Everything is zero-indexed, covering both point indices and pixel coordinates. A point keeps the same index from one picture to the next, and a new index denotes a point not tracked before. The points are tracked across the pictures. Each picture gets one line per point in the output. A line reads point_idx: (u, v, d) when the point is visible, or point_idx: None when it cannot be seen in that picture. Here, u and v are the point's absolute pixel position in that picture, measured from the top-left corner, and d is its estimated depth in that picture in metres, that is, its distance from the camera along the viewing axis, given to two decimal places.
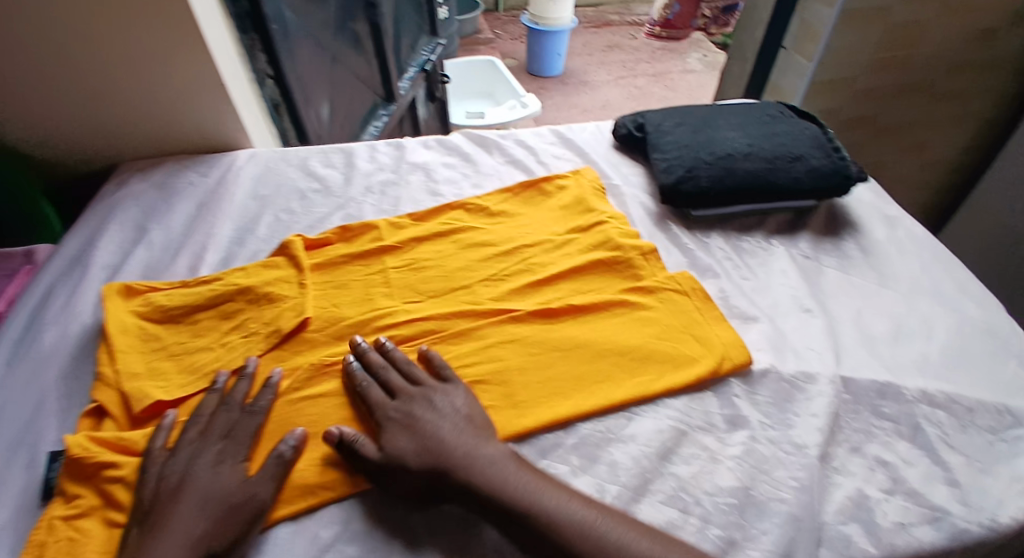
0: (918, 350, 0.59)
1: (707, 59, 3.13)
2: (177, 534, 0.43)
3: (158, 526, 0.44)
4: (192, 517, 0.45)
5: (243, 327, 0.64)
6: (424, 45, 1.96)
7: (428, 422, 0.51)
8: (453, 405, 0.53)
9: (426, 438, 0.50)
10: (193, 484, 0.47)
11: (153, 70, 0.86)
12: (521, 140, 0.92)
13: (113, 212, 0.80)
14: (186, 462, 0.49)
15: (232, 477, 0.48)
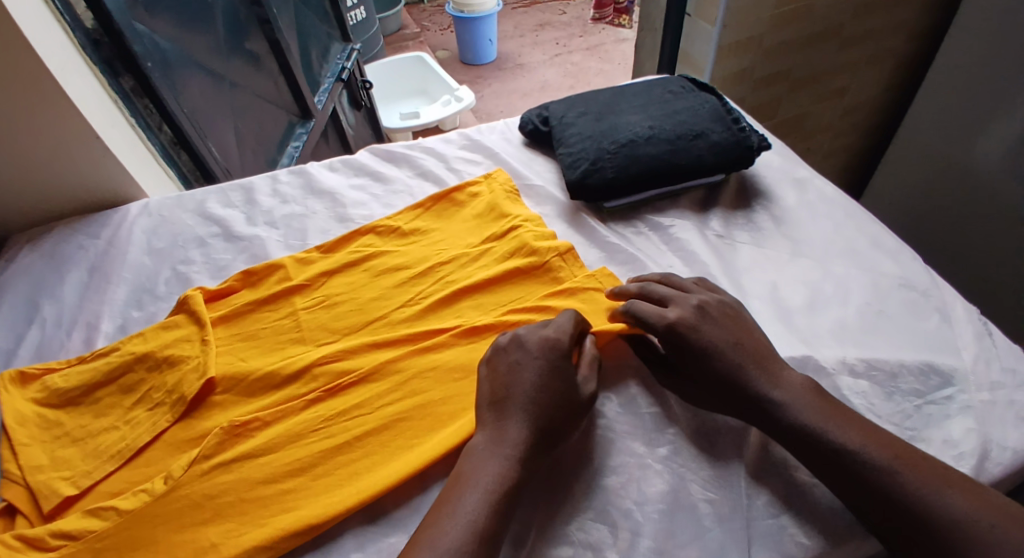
0: (835, 317, 0.59)
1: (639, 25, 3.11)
2: None
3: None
4: None
5: (146, 397, 0.58)
6: (337, 54, 1.90)
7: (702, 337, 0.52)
8: (717, 315, 0.54)
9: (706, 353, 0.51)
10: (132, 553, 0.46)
11: (17, 130, 0.80)
12: (428, 149, 0.89)
13: (1, 293, 0.75)
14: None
15: None
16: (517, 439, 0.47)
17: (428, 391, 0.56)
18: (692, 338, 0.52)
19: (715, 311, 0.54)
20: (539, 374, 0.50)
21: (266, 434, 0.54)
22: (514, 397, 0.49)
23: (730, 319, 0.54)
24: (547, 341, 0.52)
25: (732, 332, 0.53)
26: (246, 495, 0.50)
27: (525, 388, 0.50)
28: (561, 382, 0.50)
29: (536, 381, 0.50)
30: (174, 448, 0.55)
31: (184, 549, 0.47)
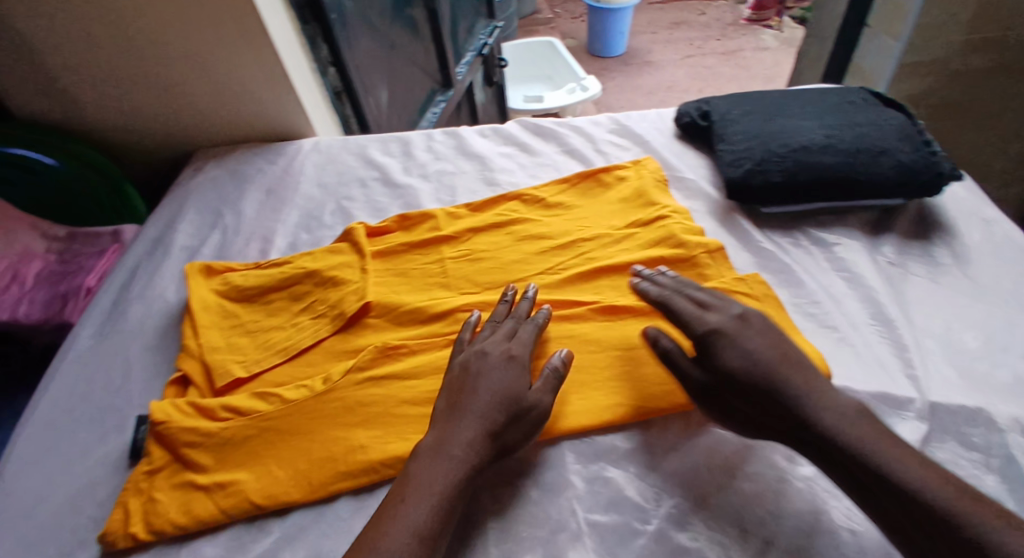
0: (1016, 370, 0.54)
1: (784, 35, 2.93)
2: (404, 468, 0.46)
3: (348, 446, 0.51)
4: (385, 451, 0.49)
5: (310, 307, 0.66)
6: (481, 29, 1.96)
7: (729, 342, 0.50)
8: (763, 328, 0.51)
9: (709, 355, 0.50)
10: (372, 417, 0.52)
11: (223, 62, 0.90)
12: (578, 128, 0.89)
13: (192, 197, 0.85)
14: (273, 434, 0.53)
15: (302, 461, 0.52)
16: (466, 442, 0.46)
17: None
18: (725, 343, 0.50)
19: (758, 322, 0.52)
20: (495, 382, 0.50)
21: (413, 361, 0.59)
22: (472, 403, 0.49)
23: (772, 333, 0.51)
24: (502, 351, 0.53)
25: (777, 345, 0.50)
26: (394, 410, 0.55)
27: (482, 396, 0.49)
28: (508, 390, 0.50)
29: (497, 389, 0.50)
30: (333, 355, 0.61)
31: (335, 445, 0.52)
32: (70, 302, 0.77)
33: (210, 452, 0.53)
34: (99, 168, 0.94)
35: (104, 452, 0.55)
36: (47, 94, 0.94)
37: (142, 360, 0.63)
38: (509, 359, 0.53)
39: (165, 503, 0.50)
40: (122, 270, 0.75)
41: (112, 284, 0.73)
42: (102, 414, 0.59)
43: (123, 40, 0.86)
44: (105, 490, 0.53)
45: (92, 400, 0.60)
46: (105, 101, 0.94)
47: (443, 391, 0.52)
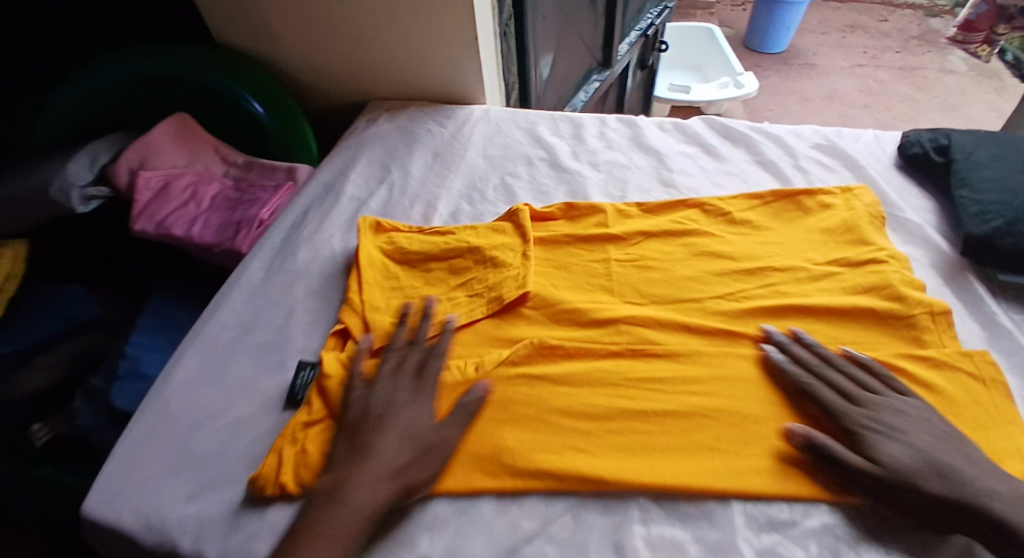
0: None
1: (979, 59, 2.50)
2: (382, 462, 0.47)
3: (365, 451, 0.48)
4: (396, 446, 0.49)
5: (468, 283, 0.64)
6: (651, 8, 1.85)
7: (918, 441, 0.45)
8: (921, 420, 0.47)
9: (924, 457, 0.44)
10: (396, 417, 0.50)
11: (416, 19, 0.89)
12: (776, 138, 0.79)
13: (363, 149, 0.87)
14: (385, 397, 0.52)
15: (427, 417, 0.51)
16: (363, 487, 0.46)
17: (736, 399, 0.51)
18: (909, 440, 0.45)
19: (911, 413, 0.47)
20: (395, 425, 0.50)
21: (569, 366, 0.55)
22: (380, 446, 0.48)
23: (937, 432, 0.46)
24: (400, 387, 0.53)
25: (956, 448, 0.45)
26: (546, 416, 0.51)
27: (388, 437, 0.49)
28: (405, 431, 0.50)
29: (408, 430, 0.50)
30: (488, 340, 0.59)
31: (483, 440, 0.50)
32: (242, 231, 0.80)
33: None
34: (288, 120, 0.98)
35: (266, 389, 0.58)
36: (249, 28, 0.99)
37: (304, 305, 0.65)
38: (412, 395, 0.52)
39: (316, 458, 0.50)
40: (294, 210, 0.78)
41: (282, 224, 0.76)
42: (267, 350, 0.61)
43: None
44: (264, 427, 0.55)
45: (261, 334, 0.63)
46: (299, 42, 0.98)
47: (345, 423, 0.51)
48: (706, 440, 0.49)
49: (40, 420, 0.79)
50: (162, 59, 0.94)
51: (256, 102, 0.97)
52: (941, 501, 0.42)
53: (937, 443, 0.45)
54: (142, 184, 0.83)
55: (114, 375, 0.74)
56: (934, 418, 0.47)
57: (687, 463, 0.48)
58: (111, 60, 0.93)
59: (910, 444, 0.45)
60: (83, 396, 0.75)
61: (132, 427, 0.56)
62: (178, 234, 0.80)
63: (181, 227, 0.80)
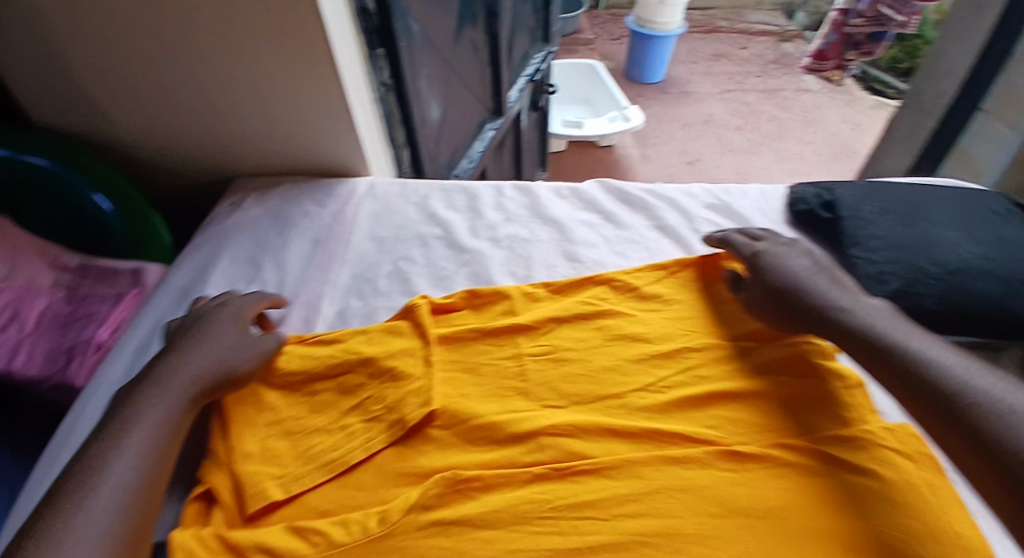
0: None
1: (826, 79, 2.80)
2: (157, 416, 0.48)
3: (137, 412, 0.48)
4: (176, 395, 0.51)
5: (362, 405, 0.55)
6: (537, 53, 1.87)
7: (790, 265, 0.61)
8: (801, 254, 0.62)
9: (786, 270, 0.60)
10: (179, 365, 0.53)
11: (277, 90, 0.80)
12: (671, 200, 0.78)
13: (228, 241, 0.75)
14: (172, 359, 0.54)
15: (212, 352, 0.55)
16: (130, 443, 0.45)
17: (677, 515, 0.46)
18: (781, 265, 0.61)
19: (801, 250, 0.63)
20: (175, 367, 0.53)
21: (489, 500, 0.48)
22: (149, 407, 0.48)
23: (814, 263, 0.61)
24: (186, 335, 0.57)
25: (819, 267, 0.60)
26: None
27: (168, 383, 0.51)
28: (186, 368, 0.53)
29: (190, 374, 0.53)
30: (391, 478, 0.50)
31: None
32: (75, 359, 0.67)
33: None
34: (135, 211, 0.83)
35: None
36: (76, 106, 0.84)
37: None
38: (164, 380, 0.51)
39: None
40: (140, 328, 0.66)
41: (122, 352, 0.64)
42: None
43: (168, 57, 0.76)
44: None
45: None
46: (142, 119, 0.85)
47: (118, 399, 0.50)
48: None
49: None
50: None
51: (100, 196, 0.83)
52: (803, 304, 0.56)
53: (809, 266, 0.60)
54: None
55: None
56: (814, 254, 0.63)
57: None
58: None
59: (788, 264, 0.61)
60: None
61: None
62: None
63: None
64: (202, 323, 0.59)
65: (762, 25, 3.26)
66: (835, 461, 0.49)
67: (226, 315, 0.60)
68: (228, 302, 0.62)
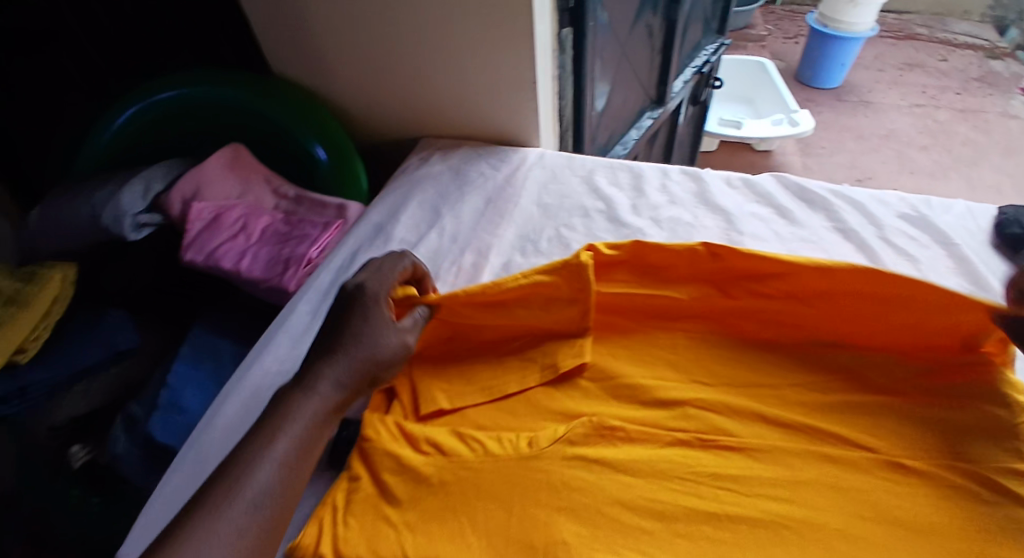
0: None
1: None
2: (302, 423, 0.48)
3: (288, 412, 0.49)
4: (321, 399, 0.50)
5: (522, 348, 0.61)
6: (708, 45, 1.82)
7: None
8: None
9: None
10: (329, 366, 0.51)
11: (476, 61, 0.89)
12: (856, 203, 0.73)
13: (416, 190, 0.86)
14: (323, 355, 0.52)
15: (358, 354, 0.52)
16: (277, 453, 0.46)
17: (818, 508, 0.46)
18: None
19: None
20: (325, 370, 0.51)
21: (630, 449, 0.51)
22: (298, 410, 0.49)
23: None
24: (337, 324, 0.54)
25: None
26: (603, 509, 0.47)
27: (315, 386, 0.50)
28: (334, 371, 0.51)
29: (335, 378, 0.51)
30: (541, 413, 0.56)
31: (535, 532, 0.46)
32: (290, 269, 0.80)
33: (405, 488, 0.50)
34: (344, 161, 0.98)
35: None
36: (311, 64, 0.99)
37: None
38: (313, 378, 0.51)
39: (354, 534, 0.47)
40: (341, 254, 0.78)
41: (327, 269, 0.76)
42: None
43: (393, 25, 0.88)
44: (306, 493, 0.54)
45: None
46: (358, 79, 0.99)
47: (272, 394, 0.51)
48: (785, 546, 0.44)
49: (81, 441, 0.84)
50: (234, 89, 0.96)
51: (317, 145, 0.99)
52: None
53: None
54: (194, 216, 0.84)
55: (154, 405, 0.75)
56: None
57: None
58: (188, 81, 0.95)
59: None
60: (123, 423, 0.76)
61: (168, 478, 0.57)
62: (227, 267, 0.81)
63: (230, 260, 0.81)
64: (343, 319, 0.54)
65: (972, 35, 2.83)
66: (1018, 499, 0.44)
67: (364, 313, 0.54)
68: (364, 295, 0.55)
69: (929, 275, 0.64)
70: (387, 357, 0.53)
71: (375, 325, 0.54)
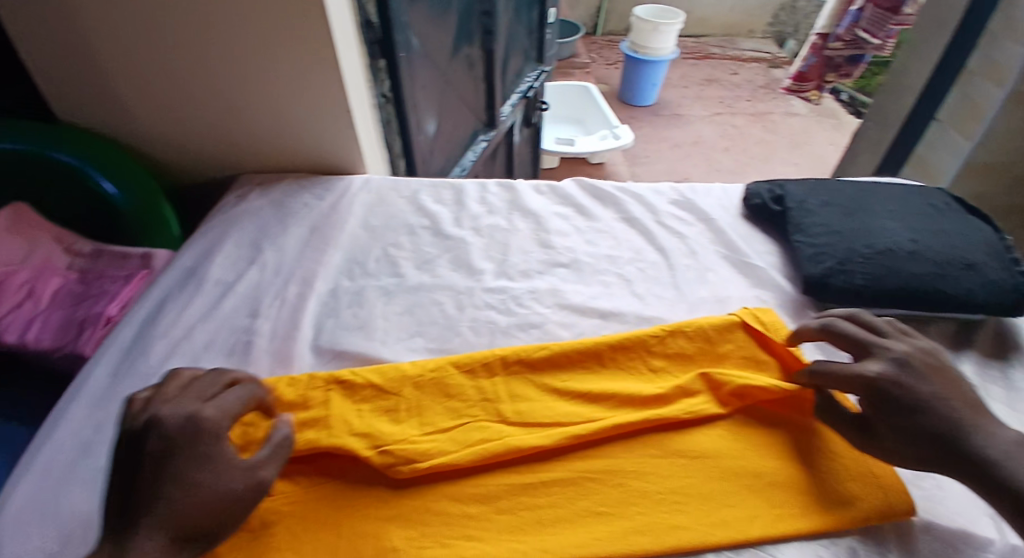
0: None
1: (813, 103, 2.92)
2: None
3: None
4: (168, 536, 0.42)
5: (348, 382, 0.58)
6: (530, 71, 1.97)
7: (911, 379, 0.50)
8: (919, 355, 0.52)
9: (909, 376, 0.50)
10: (174, 491, 0.43)
11: (284, 91, 0.88)
12: (639, 196, 0.85)
13: (231, 228, 0.82)
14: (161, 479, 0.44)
15: (213, 474, 0.45)
16: None
17: (621, 458, 0.52)
18: (904, 390, 0.49)
19: (928, 362, 0.52)
20: (176, 501, 0.43)
21: (460, 438, 0.53)
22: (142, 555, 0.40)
23: (937, 373, 0.51)
24: (178, 442, 0.46)
25: (945, 385, 0.50)
26: (431, 506, 0.49)
27: (164, 520, 0.42)
28: (189, 498, 0.43)
29: (189, 505, 0.43)
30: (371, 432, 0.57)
31: (365, 545, 0.46)
32: (85, 330, 0.72)
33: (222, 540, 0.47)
34: (147, 203, 0.91)
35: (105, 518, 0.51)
36: (98, 106, 0.91)
37: None
38: (156, 506, 0.43)
39: None
40: (146, 303, 0.71)
41: (133, 320, 0.69)
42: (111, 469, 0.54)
43: (189, 59, 0.85)
44: None
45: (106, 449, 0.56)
46: (160, 120, 0.93)
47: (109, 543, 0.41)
48: (595, 499, 0.49)
49: None
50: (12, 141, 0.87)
51: (107, 180, 0.90)
52: (931, 432, 0.47)
53: (937, 380, 0.50)
54: None
55: None
56: (938, 365, 0.52)
57: (571, 532, 0.47)
58: None
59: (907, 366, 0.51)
60: None
61: None
62: (10, 341, 0.71)
63: (13, 334, 0.72)
64: (178, 463, 0.45)
65: (753, 52, 3.40)
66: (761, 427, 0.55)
67: (206, 457, 0.46)
68: (204, 429, 0.47)
69: (695, 248, 0.77)
70: (234, 511, 0.45)
71: (222, 474, 0.46)
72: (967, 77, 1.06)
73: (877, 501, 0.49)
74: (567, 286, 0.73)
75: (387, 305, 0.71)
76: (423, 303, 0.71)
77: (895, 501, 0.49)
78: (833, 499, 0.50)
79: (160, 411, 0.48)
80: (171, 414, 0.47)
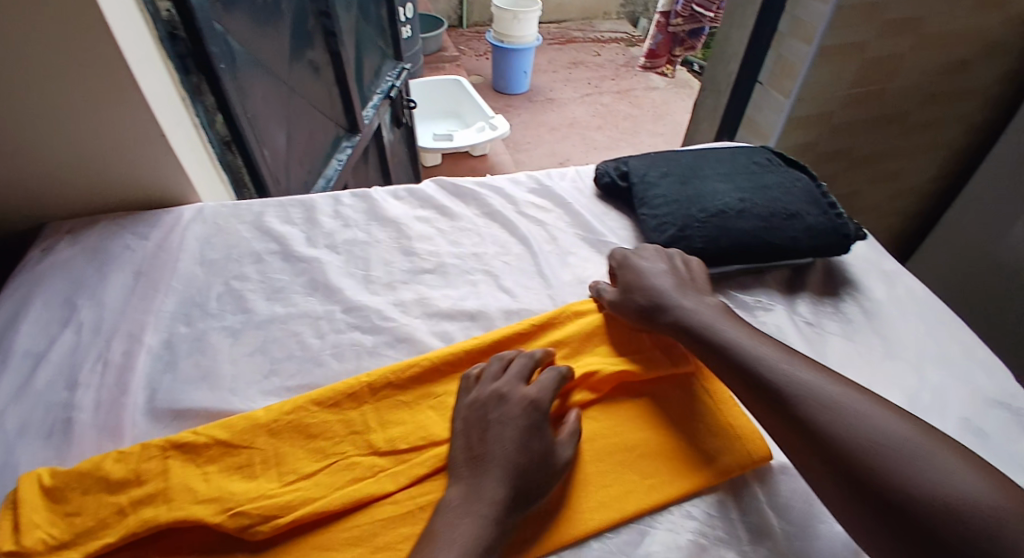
0: (935, 415, 0.58)
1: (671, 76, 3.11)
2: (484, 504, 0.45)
3: (477, 493, 0.46)
4: (498, 478, 0.47)
5: (190, 444, 0.52)
6: (389, 70, 1.90)
7: (639, 276, 0.65)
8: (654, 260, 0.67)
9: (637, 275, 0.65)
10: (500, 448, 0.49)
11: (80, 121, 0.76)
12: (498, 189, 0.85)
13: (35, 287, 0.70)
14: (493, 439, 0.49)
15: (538, 435, 0.50)
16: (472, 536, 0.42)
17: None
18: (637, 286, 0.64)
19: (660, 261, 0.66)
20: (509, 454, 0.48)
21: (328, 482, 0.50)
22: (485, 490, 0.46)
23: (675, 271, 0.65)
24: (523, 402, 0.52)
25: (674, 278, 0.64)
26: None
27: (496, 466, 0.47)
28: (523, 452, 0.48)
29: (509, 457, 0.48)
30: None
31: None
32: None
33: None
34: None
35: None
36: None
37: None
38: (486, 460, 0.48)
39: None
40: None
41: None
42: None
43: None
44: None
45: None
46: None
47: (455, 489, 0.47)
48: None
49: None
50: None
51: None
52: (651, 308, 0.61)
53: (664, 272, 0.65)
54: None
55: None
56: (673, 264, 0.66)
57: None
58: None
59: (640, 267, 0.66)
60: None
61: None
62: None
63: None
64: (495, 431, 0.50)
65: (612, 33, 3.56)
66: (628, 403, 0.57)
67: (534, 429, 0.50)
68: (538, 402, 0.52)
69: (555, 234, 0.77)
70: (552, 472, 0.49)
71: (548, 438, 0.50)
72: (780, 39, 1.15)
73: (738, 455, 0.52)
74: (433, 292, 0.70)
75: (235, 346, 0.64)
76: (278, 338, 0.65)
77: (753, 450, 0.52)
78: (699, 459, 0.52)
79: (495, 391, 0.53)
80: (509, 392, 0.53)
